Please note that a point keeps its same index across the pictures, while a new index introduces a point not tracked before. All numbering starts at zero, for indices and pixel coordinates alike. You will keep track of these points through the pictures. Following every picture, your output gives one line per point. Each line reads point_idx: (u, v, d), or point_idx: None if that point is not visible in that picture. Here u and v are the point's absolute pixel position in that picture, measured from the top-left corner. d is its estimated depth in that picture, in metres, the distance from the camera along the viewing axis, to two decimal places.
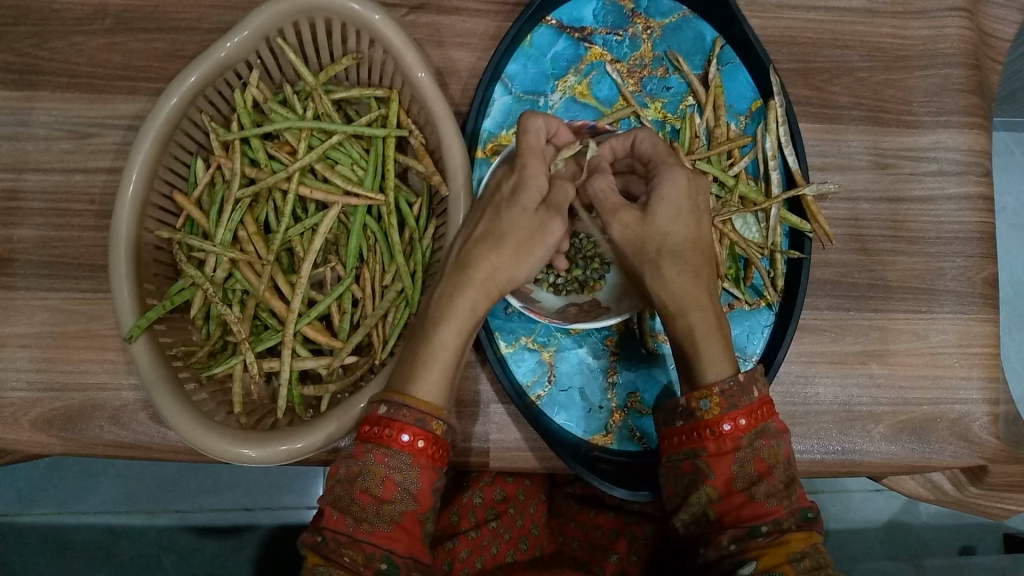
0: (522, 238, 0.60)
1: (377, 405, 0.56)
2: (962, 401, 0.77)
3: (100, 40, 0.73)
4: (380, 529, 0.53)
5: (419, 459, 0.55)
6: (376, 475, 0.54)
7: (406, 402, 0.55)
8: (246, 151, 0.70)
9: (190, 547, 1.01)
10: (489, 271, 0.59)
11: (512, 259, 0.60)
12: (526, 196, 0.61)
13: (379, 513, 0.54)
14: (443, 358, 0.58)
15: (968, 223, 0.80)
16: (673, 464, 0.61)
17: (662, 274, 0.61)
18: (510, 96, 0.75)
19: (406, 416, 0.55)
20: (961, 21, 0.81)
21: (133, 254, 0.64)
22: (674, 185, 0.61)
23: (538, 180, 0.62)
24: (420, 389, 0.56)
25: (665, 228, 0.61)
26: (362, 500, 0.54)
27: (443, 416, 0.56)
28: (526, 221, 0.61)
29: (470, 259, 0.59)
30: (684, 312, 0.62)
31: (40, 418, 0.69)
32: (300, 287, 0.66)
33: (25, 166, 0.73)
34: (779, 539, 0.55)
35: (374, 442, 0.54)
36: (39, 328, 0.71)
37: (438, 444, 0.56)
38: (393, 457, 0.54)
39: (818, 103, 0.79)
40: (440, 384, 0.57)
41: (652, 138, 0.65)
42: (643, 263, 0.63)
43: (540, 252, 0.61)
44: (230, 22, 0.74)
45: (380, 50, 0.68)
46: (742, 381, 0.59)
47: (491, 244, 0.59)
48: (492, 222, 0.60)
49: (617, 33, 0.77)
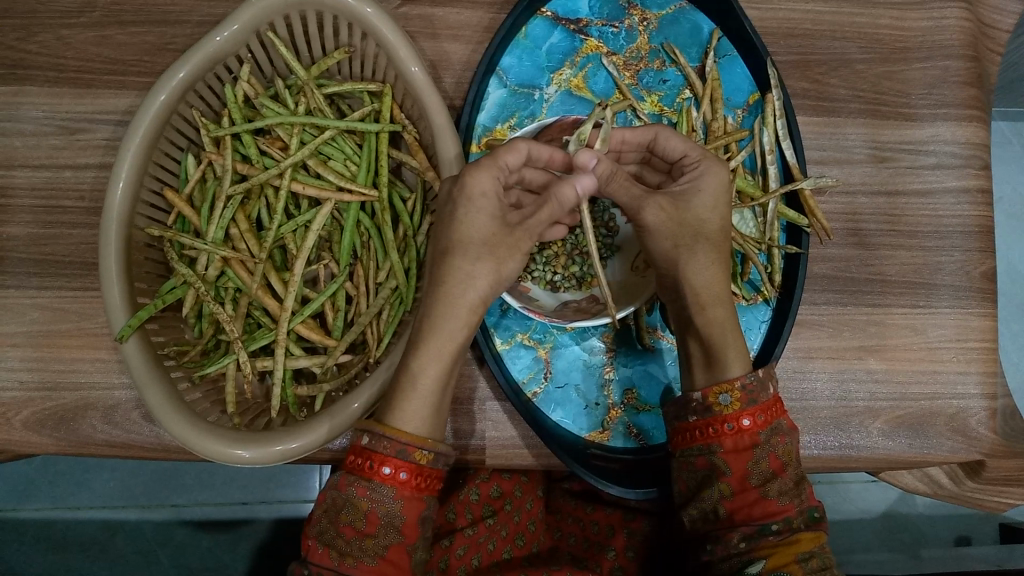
0: (492, 240, 0.58)
1: (362, 435, 0.56)
2: (960, 396, 0.77)
3: (88, 34, 0.72)
4: (365, 563, 0.54)
5: (402, 491, 0.55)
6: (359, 509, 0.54)
7: (386, 433, 0.55)
8: (237, 146, 0.69)
9: (187, 542, 1.02)
10: (463, 284, 0.57)
11: (486, 269, 0.58)
12: (487, 201, 0.57)
13: (363, 546, 0.54)
14: (425, 387, 0.57)
15: (966, 217, 0.80)
16: (686, 459, 0.61)
17: (696, 256, 0.61)
18: (505, 89, 0.74)
19: (388, 448, 0.54)
20: (961, 12, 0.80)
21: (123, 252, 0.63)
22: (714, 178, 0.61)
23: (489, 197, 0.57)
24: (402, 420, 0.56)
25: (703, 216, 0.61)
26: (346, 534, 0.54)
27: (427, 446, 0.55)
28: (495, 227, 0.58)
29: (442, 279, 0.58)
30: (714, 303, 0.62)
31: (31, 418, 0.69)
32: (293, 285, 0.65)
33: (14, 162, 0.72)
34: (789, 538, 0.56)
35: (356, 474, 0.55)
36: (30, 327, 0.70)
37: (424, 475, 0.56)
38: (375, 491, 0.54)
39: (816, 95, 0.78)
40: (424, 413, 0.57)
41: (676, 136, 0.63)
42: (678, 248, 0.61)
43: (517, 257, 0.59)
44: (220, 15, 0.73)
45: (373, 44, 0.67)
46: (761, 377, 0.60)
47: (461, 254, 0.57)
48: (457, 229, 0.57)
49: (613, 25, 0.76)
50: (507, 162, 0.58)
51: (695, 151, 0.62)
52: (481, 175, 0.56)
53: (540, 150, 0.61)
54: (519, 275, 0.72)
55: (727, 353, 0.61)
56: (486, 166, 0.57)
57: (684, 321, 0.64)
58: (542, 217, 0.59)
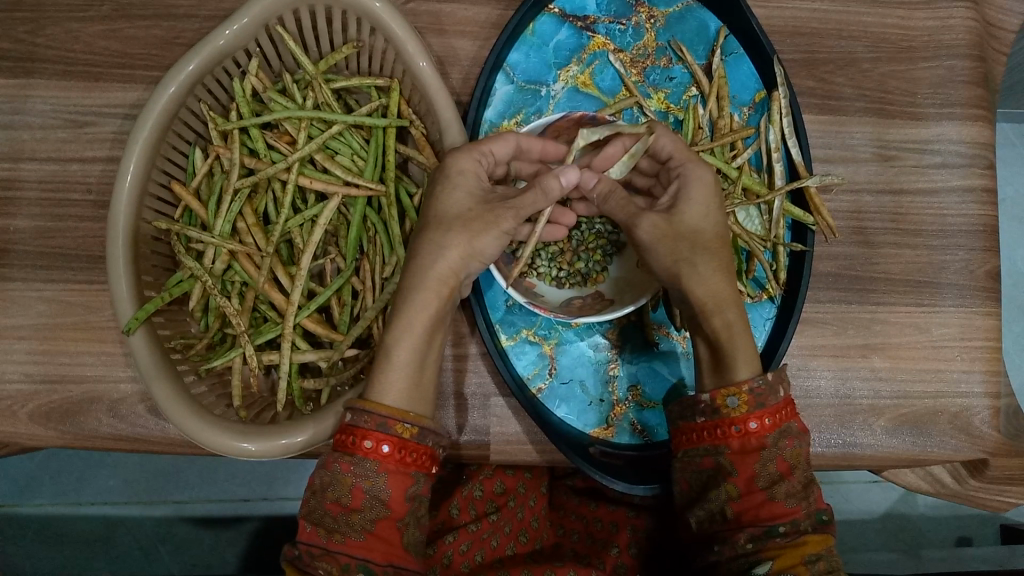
0: (467, 214, 0.57)
1: (345, 412, 0.56)
2: (963, 394, 0.77)
3: (97, 27, 0.72)
4: (353, 538, 0.53)
5: (386, 465, 0.54)
6: (345, 483, 0.54)
7: (367, 408, 0.54)
8: (245, 140, 0.69)
9: (189, 538, 1.02)
10: (431, 255, 0.57)
11: (458, 239, 0.56)
12: (465, 178, 0.58)
13: (350, 522, 0.54)
14: (401, 360, 0.56)
15: (970, 216, 0.80)
16: (691, 459, 0.61)
17: (697, 270, 0.60)
18: (512, 85, 0.74)
19: (368, 423, 0.54)
20: (967, 11, 0.80)
21: (131, 245, 0.63)
22: (700, 183, 0.61)
23: (465, 174, 0.58)
24: (380, 393, 0.56)
25: (696, 225, 0.60)
26: (333, 511, 0.54)
27: (408, 419, 0.55)
28: (471, 203, 0.58)
29: (416, 252, 0.58)
30: (720, 308, 0.60)
31: (37, 411, 0.69)
32: (300, 279, 0.65)
33: (21, 155, 0.72)
34: (796, 540, 0.56)
35: (340, 450, 0.55)
36: (36, 320, 0.70)
37: (408, 449, 0.55)
38: (359, 465, 0.54)
39: (822, 94, 0.78)
40: (402, 384, 0.56)
41: (670, 136, 0.62)
42: (678, 263, 0.60)
43: (494, 233, 0.57)
44: (228, 9, 0.72)
45: (382, 38, 0.67)
46: (770, 380, 0.59)
47: (434, 230, 0.57)
48: (435, 205, 0.58)
49: (621, 22, 0.76)
50: (490, 149, 0.60)
51: (682, 156, 0.62)
52: (460, 155, 0.58)
53: (525, 143, 0.63)
54: (524, 272, 0.72)
55: (736, 358, 0.60)
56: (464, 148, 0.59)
57: (695, 325, 0.64)
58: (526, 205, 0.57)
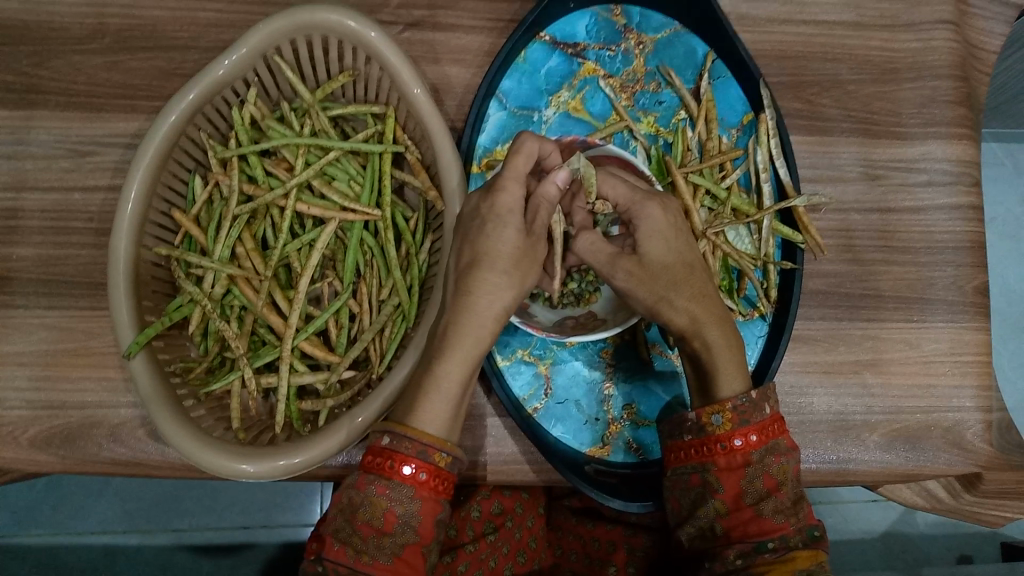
0: (516, 254, 0.58)
1: (382, 435, 0.56)
2: (955, 409, 0.78)
3: (99, 60, 0.74)
4: (381, 561, 0.54)
5: (421, 491, 0.55)
6: (378, 506, 0.54)
7: (407, 433, 0.55)
8: (244, 167, 0.70)
9: (189, 563, 1.01)
10: (486, 291, 0.57)
11: (511, 281, 0.58)
12: (514, 216, 0.58)
13: (380, 544, 0.54)
14: (449, 391, 0.57)
15: (958, 233, 0.81)
16: (679, 477, 0.62)
17: (674, 304, 0.61)
18: (505, 111, 0.76)
19: (409, 448, 0.55)
20: (949, 33, 0.82)
21: (132, 271, 0.64)
22: (652, 221, 0.61)
23: (513, 208, 0.58)
24: (422, 421, 0.56)
25: (665, 260, 0.61)
26: (363, 532, 0.54)
27: (446, 449, 0.55)
28: (520, 240, 0.58)
29: (466, 285, 0.57)
30: (699, 332, 0.61)
31: (38, 436, 0.69)
32: (298, 303, 0.66)
33: (24, 185, 0.73)
34: (785, 556, 0.56)
35: (376, 473, 0.55)
36: (38, 346, 0.71)
37: (442, 476, 0.56)
38: (394, 489, 0.54)
39: (809, 116, 0.80)
40: (445, 415, 0.56)
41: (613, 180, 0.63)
42: (658, 302, 0.61)
43: (536, 270, 0.60)
44: (227, 41, 0.74)
45: (377, 67, 0.69)
46: (755, 398, 0.60)
47: (485, 266, 0.57)
48: (483, 240, 0.58)
49: (610, 48, 0.78)
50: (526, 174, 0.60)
51: (626, 201, 0.62)
52: (507, 190, 0.58)
53: (546, 146, 0.62)
54: None
55: (720, 377, 0.61)
56: (511, 179, 0.59)
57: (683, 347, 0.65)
58: (545, 221, 0.60)
